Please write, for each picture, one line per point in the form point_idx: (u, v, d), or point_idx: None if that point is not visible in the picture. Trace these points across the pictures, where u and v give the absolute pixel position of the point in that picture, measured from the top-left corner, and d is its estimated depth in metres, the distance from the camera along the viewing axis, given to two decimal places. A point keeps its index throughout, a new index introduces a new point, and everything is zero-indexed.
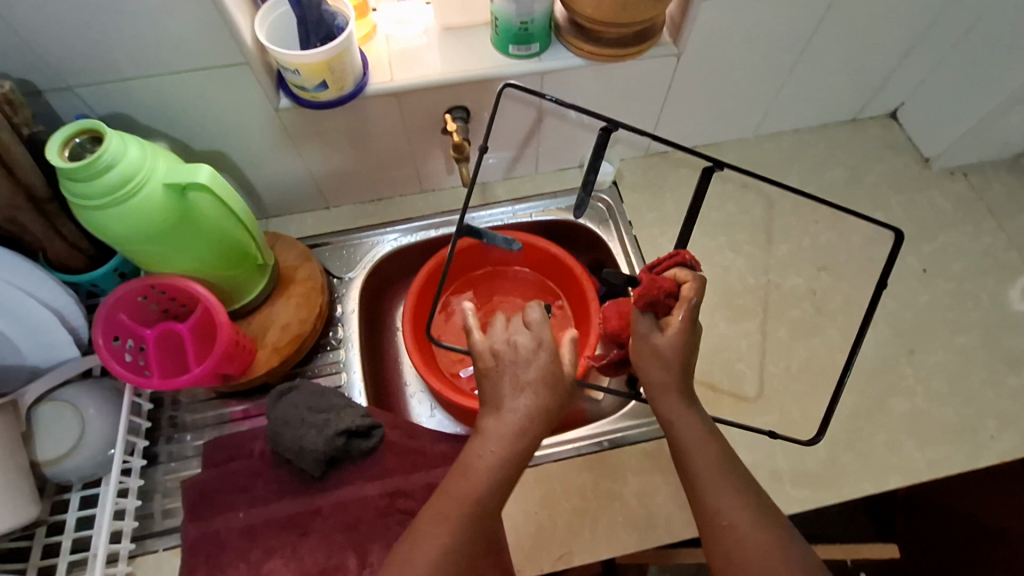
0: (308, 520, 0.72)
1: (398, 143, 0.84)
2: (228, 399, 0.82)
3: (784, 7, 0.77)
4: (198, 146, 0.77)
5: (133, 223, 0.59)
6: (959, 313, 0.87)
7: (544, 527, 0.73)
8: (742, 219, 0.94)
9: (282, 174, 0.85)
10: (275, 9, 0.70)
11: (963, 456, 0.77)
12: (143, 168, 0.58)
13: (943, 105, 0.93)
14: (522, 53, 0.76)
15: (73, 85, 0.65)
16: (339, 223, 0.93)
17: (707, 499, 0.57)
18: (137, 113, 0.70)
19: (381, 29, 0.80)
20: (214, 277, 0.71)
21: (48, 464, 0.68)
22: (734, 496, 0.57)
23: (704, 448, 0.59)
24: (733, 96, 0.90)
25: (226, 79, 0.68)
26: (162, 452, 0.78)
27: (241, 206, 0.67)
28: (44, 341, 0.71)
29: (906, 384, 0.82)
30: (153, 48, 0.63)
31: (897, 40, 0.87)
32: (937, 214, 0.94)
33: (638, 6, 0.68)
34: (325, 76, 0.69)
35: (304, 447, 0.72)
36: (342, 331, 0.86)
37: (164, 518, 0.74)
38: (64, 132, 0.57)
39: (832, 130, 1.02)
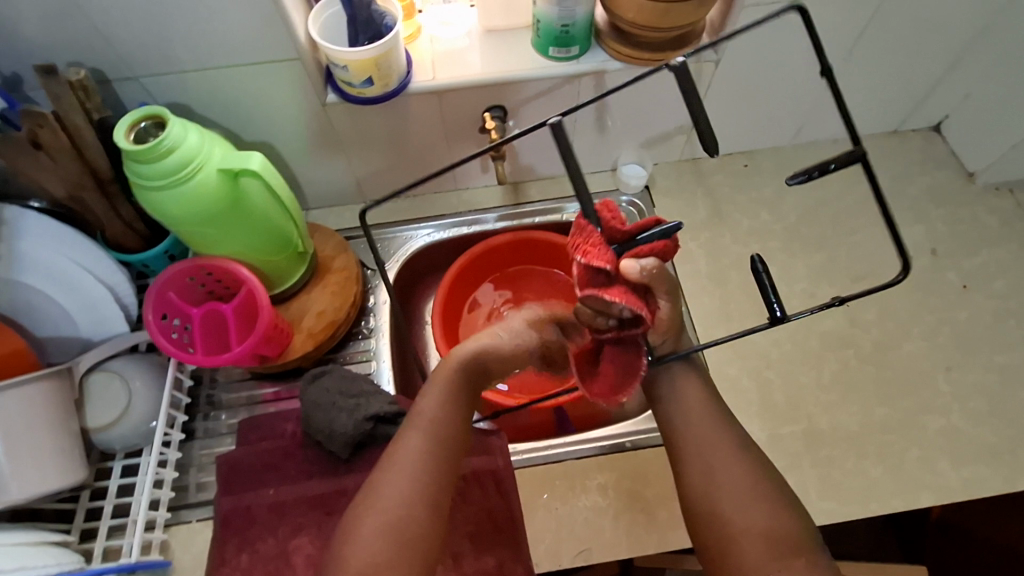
0: (334, 500, 0.74)
1: (436, 140, 0.86)
2: (263, 380, 0.86)
3: (826, 17, 0.77)
4: (248, 137, 0.81)
5: (189, 205, 0.63)
6: (1002, 331, 0.84)
7: (563, 524, 0.73)
8: (775, 228, 0.93)
9: (324, 169, 0.89)
10: (327, 9, 0.73)
11: (1001, 478, 0.75)
12: (200, 154, 0.62)
13: (991, 119, 0.91)
14: (562, 55, 0.78)
15: (139, 75, 0.69)
16: (376, 217, 0.95)
17: (697, 478, 0.57)
18: (194, 103, 0.74)
19: (425, 30, 0.82)
20: (257, 261, 0.75)
21: (96, 431, 0.71)
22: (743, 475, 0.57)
23: (700, 430, 0.59)
24: (770, 104, 0.90)
25: (279, 73, 0.72)
26: (199, 428, 0.82)
27: (287, 195, 0.70)
28: (97, 316, 0.75)
29: (941, 402, 0.80)
30: (214, 41, 0.67)
31: (943, 52, 0.85)
32: (981, 229, 0.92)
33: (680, 11, 0.69)
34: (372, 72, 0.71)
35: (334, 429, 0.74)
36: (374, 321, 0.88)
37: (198, 492, 0.77)
38: (131, 117, 0.61)
39: (872, 141, 1.00)
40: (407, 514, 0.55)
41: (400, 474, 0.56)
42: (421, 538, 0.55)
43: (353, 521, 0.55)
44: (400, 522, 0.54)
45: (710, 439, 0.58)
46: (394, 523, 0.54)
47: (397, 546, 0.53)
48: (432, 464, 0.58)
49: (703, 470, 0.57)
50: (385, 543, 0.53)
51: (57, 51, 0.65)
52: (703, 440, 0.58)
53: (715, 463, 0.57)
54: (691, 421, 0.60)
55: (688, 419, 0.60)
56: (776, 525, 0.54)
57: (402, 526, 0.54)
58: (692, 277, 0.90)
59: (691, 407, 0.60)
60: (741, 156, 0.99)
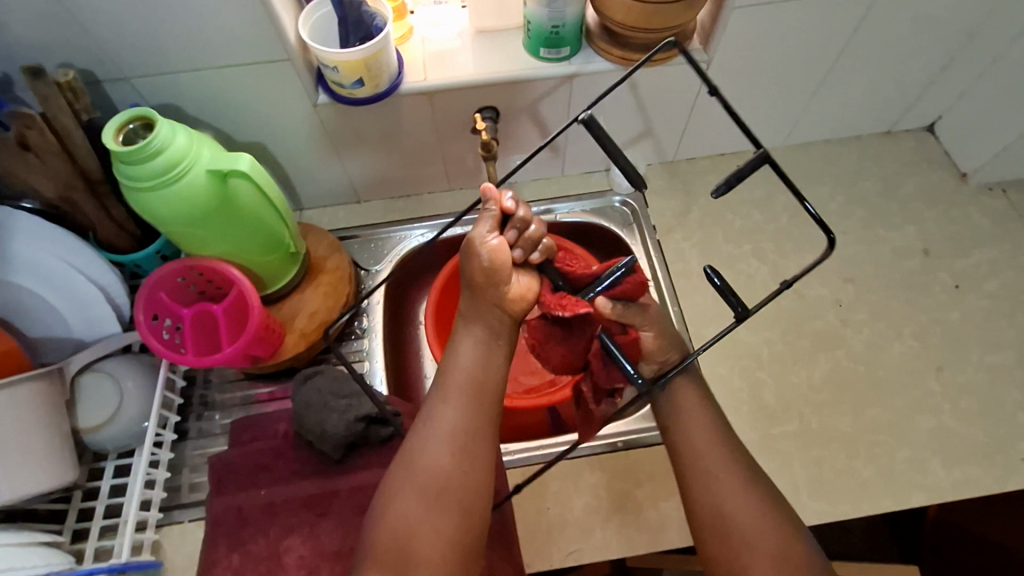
0: (326, 501, 0.74)
1: (428, 141, 0.86)
2: (256, 381, 0.86)
3: (816, 17, 0.77)
4: (240, 137, 0.81)
5: (177, 206, 0.63)
6: (994, 331, 0.84)
7: (555, 524, 0.74)
8: (768, 228, 0.93)
9: (317, 169, 0.89)
10: (318, 10, 0.73)
11: (992, 478, 0.75)
12: (189, 155, 0.62)
13: (983, 119, 0.91)
14: (552, 56, 0.78)
15: (129, 76, 0.69)
16: (369, 217, 0.96)
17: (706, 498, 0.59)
18: (185, 104, 0.75)
19: (416, 31, 0.82)
20: (248, 262, 0.75)
21: (88, 432, 0.71)
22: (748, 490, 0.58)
23: (708, 447, 0.61)
24: (761, 105, 0.90)
25: (269, 74, 0.72)
26: (192, 428, 0.82)
27: (277, 196, 0.70)
28: (89, 316, 0.75)
29: (933, 402, 0.80)
30: (204, 43, 0.67)
31: (934, 52, 0.85)
32: (974, 230, 0.92)
33: (668, 12, 0.69)
34: (362, 73, 0.71)
35: (325, 429, 0.74)
36: (366, 321, 0.88)
37: (191, 492, 0.78)
38: (119, 119, 0.62)
39: (865, 141, 1.00)
40: (442, 471, 0.56)
41: (433, 435, 0.58)
42: (458, 492, 0.56)
43: (392, 487, 0.57)
44: (436, 480, 0.56)
45: (715, 467, 0.60)
46: (427, 484, 0.56)
47: (436, 502, 0.55)
48: (462, 416, 0.58)
49: (713, 500, 0.58)
50: (425, 503, 0.55)
51: (47, 53, 0.66)
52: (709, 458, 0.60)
53: (722, 491, 0.58)
54: (697, 450, 0.61)
55: (694, 445, 0.61)
56: (789, 549, 0.55)
57: (439, 482, 0.56)
58: (684, 277, 0.90)
59: (694, 435, 0.62)
60: (733, 156, 1.00)
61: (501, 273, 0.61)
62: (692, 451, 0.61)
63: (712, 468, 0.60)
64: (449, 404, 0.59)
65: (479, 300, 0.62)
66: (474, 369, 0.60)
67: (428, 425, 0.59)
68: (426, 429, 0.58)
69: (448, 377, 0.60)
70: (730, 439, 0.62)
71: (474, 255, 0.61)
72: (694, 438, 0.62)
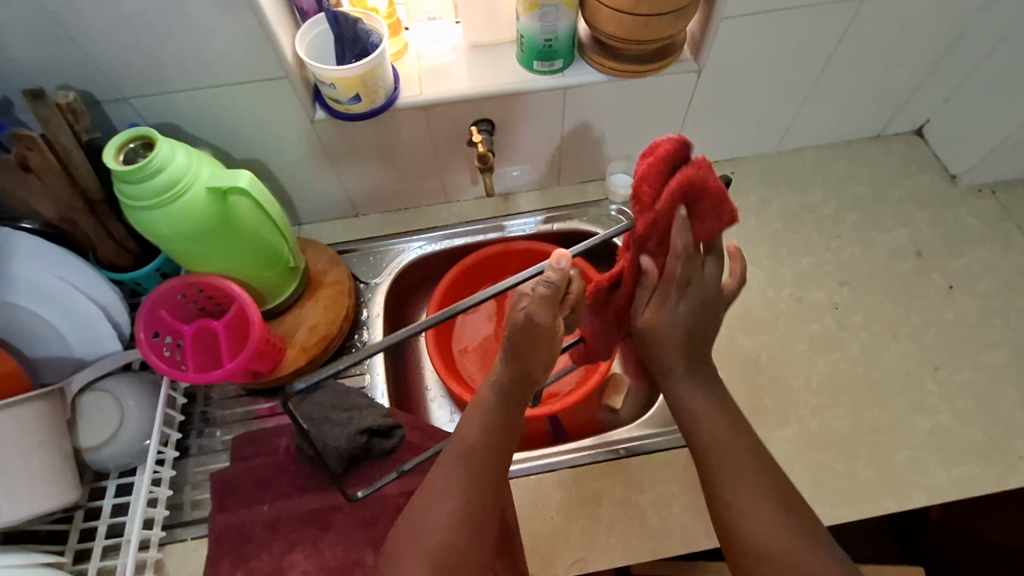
0: (329, 515, 0.73)
1: (425, 153, 0.87)
2: (257, 396, 0.86)
3: (800, 27, 0.78)
4: (238, 154, 0.82)
5: (178, 223, 0.63)
6: (988, 330, 0.85)
7: (559, 533, 0.74)
8: (763, 233, 0.94)
9: (316, 186, 0.90)
10: (315, 28, 0.74)
11: (992, 476, 0.75)
12: (188, 173, 0.63)
13: (970, 121, 0.93)
14: (546, 69, 0.79)
15: (128, 97, 0.70)
16: (367, 230, 0.96)
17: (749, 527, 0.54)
18: (183, 123, 0.75)
19: (411, 47, 0.84)
20: (248, 278, 0.75)
21: (89, 451, 0.71)
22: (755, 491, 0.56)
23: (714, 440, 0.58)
24: (753, 112, 0.92)
25: (267, 92, 0.73)
26: (193, 445, 0.82)
27: (277, 211, 0.71)
28: (90, 335, 0.75)
29: (931, 402, 0.80)
30: (203, 62, 0.68)
31: (920, 57, 0.87)
32: (964, 230, 0.93)
33: (657, 23, 0.70)
34: (359, 89, 0.72)
35: (327, 443, 0.73)
36: (367, 334, 0.89)
37: (193, 509, 0.77)
38: (119, 139, 0.62)
39: (856, 146, 1.02)
40: (455, 549, 0.52)
41: (444, 501, 0.54)
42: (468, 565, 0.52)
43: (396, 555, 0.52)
44: (447, 558, 0.51)
45: (726, 465, 0.57)
46: (440, 561, 0.51)
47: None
48: (475, 495, 0.54)
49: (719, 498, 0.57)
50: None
51: (46, 76, 0.66)
52: (727, 455, 0.57)
53: (732, 475, 0.57)
54: (706, 435, 0.58)
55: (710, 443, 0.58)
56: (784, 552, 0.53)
57: (449, 563, 0.51)
58: None
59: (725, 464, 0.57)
60: (727, 163, 1.01)
61: (557, 351, 0.57)
62: (704, 433, 0.59)
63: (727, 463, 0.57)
64: (462, 473, 0.55)
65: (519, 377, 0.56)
66: (486, 433, 0.57)
67: (438, 503, 0.53)
68: (439, 502, 0.53)
69: (467, 449, 0.56)
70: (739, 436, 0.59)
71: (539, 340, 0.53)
72: (700, 417, 0.59)
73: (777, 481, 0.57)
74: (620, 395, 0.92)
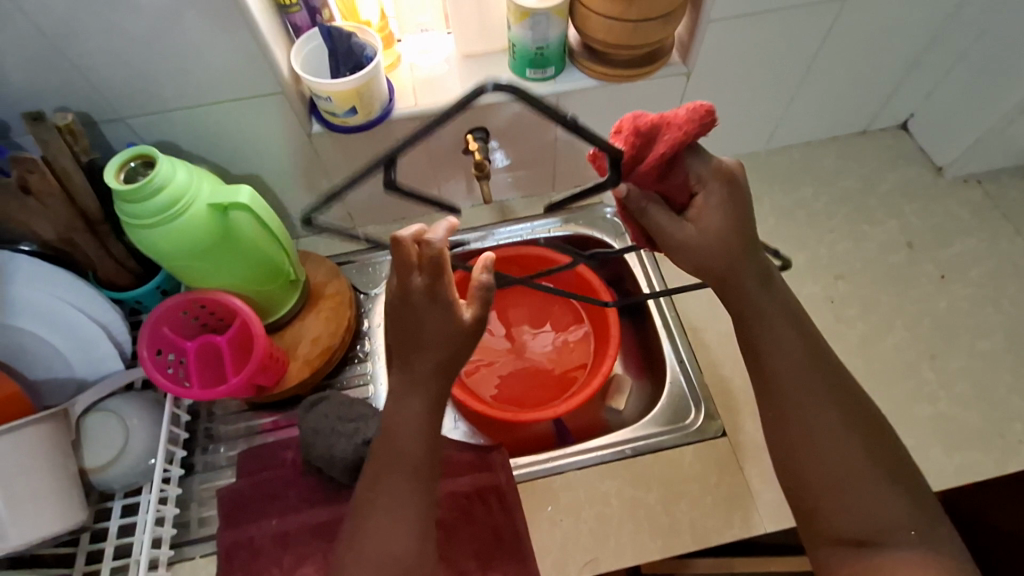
0: (339, 526, 0.74)
1: (420, 163, 0.88)
2: (260, 410, 0.85)
3: (780, 33, 0.81)
4: (235, 170, 0.82)
5: (180, 241, 0.64)
6: (980, 317, 0.87)
7: (569, 536, 0.74)
8: (756, 230, 0.96)
9: (314, 200, 0.90)
10: (309, 43, 0.75)
11: (992, 461, 0.77)
12: (189, 191, 0.63)
13: (953, 114, 0.95)
14: (538, 76, 0.80)
15: (125, 116, 0.71)
16: (365, 241, 0.97)
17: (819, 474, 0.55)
18: (180, 140, 0.76)
19: (404, 58, 0.84)
20: (250, 292, 0.75)
21: (94, 472, 0.71)
22: (822, 409, 0.56)
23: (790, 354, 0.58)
24: (741, 112, 0.93)
25: (263, 107, 0.74)
26: (198, 462, 0.81)
27: (277, 226, 0.71)
28: (92, 354, 0.75)
29: (929, 390, 0.82)
30: (198, 79, 0.69)
31: (901, 54, 0.89)
32: (953, 221, 0.95)
33: (646, 29, 0.72)
34: (355, 102, 0.73)
35: (334, 454, 0.74)
36: (368, 345, 0.89)
37: (200, 527, 0.77)
38: (119, 158, 0.63)
39: (844, 142, 1.04)
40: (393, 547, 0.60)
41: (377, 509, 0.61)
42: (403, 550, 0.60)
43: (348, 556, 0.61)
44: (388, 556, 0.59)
45: (821, 417, 0.56)
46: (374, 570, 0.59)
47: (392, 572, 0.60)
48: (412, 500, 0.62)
49: (808, 460, 0.55)
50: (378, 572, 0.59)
51: (44, 98, 0.67)
52: (783, 368, 0.58)
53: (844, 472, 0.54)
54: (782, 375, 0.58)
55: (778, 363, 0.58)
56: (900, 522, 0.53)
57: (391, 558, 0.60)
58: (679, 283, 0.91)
59: (787, 388, 0.57)
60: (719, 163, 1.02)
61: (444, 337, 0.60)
62: (777, 360, 0.58)
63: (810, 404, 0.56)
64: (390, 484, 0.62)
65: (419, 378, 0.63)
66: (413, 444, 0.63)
67: (375, 510, 0.61)
68: (378, 513, 0.61)
69: (389, 468, 0.63)
70: (811, 343, 0.59)
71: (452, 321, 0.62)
72: (768, 326, 0.59)
73: (852, 401, 0.57)
74: (623, 395, 0.92)
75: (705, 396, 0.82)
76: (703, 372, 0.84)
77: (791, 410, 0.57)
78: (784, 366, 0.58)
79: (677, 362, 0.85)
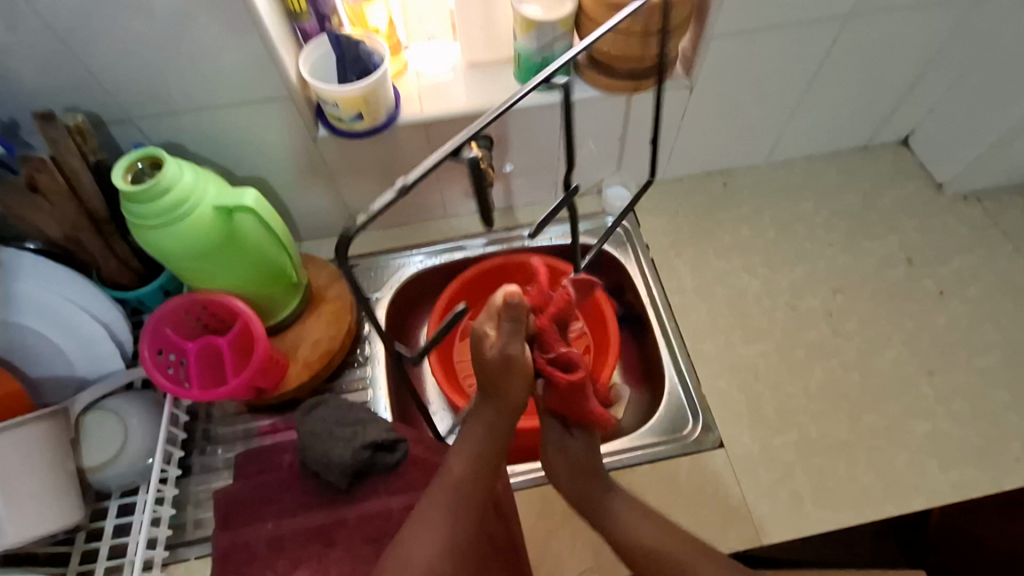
0: (334, 531, 0.73)
1: (424, 170, 0.88)
2: (258, 413, 0.86)
3: (783, 49, 0.82)
4: (241, 173, 0.83)
5: (185, 242, 0.64)
6: (979, 334, 0.87)
7: (565, 544, 0.74)
8: (756, 243, 0.96)
9: (318, 204, 0.91)
10: (318, 49, 0.76)
11: (988, 478, 0.77)
12: (195, 193, 0.64)
13: (953, 131, 0.96)
14: (543, 86, 0.81)
15: (133, 118, 0.72)
16: (367, 246, 0.97)
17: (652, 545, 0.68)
18: (187, 143, 0.76)
19: (411, 66, 0.85)
20: (252, 293, 0.75)
21: (92, 471, 0.71)
22: (651, 521, 0.70)
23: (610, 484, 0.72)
24: (744, 126, 0.94)
25: (270, 111, 0.74)
26: (195, 463, 0.82)
27: (281, 229, 0.71)
28: (93, 353, 0.76)
29: (927, 406, 0.82)
30: (207, 83, 0.69)
31: (904, 71, 0.90)
32: (952, 238, 0.95)
33: (651, 41, 0.73)
34: (361, 108, 0.74)
35: (331, 459, 0.74)
36: (369, 349, 0.89)
37: (195, 528, 0.77)
38: (128, 159, 0.64)
39: (844, 157, 1.05)
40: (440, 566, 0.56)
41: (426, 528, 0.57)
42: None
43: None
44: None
45: (643, 525, 0.69)
46: None
47: None
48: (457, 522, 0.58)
49: (636, 539, 0.69)
50: None
51: (53, 98, 0.68)
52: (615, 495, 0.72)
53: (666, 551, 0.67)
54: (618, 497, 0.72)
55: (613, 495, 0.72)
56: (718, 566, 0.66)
57: None
58: (679, 293, 0.92)
59: (618, 505, 0.71)
60: (721, 175, 1.03)
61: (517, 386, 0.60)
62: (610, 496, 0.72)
63: (641, 518, 0.70)
64: (440, 510, 0.58)
65: (493, 419, 0.62)
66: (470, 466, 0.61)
67: (425, 530, 0.57)
68: (423, 535, 0.57)
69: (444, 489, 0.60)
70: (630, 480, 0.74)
71: (514, 371, 0.58)
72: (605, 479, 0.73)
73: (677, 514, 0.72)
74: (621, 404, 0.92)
75: (703, 407, 0.83)
76: (702, 384, 0.84)
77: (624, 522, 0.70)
78: (611, 494, 0.72)
79: (675, 374, 0.86)
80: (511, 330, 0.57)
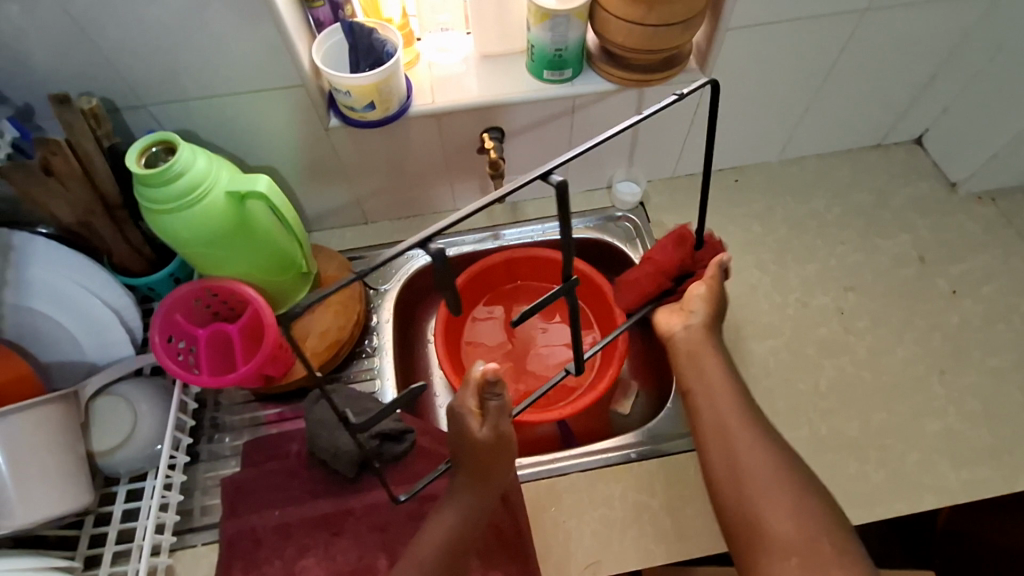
0: (341, 520, 0.73)
1: (434, 161, 0.88)
2: (265, 402, 0.86)
3: (799, 43, 0.81)
4: (253, 162, 0.83)
5: (197, 227, 0.64)
6: (992, 334, 0.86)
7: (572, 537, 0.74)
8: (767, 240, 0.95)
9: (328, 195, 0.91)
10: (330, 38, 0.76)
11: (1000, 478, 0.76)
12: (208, 178, 0.64)
13: (968, 130, 0.95)
14: (555, 78, 0.81)
15: (146, 103, 0.72)
16: (376, 238, 0.97)
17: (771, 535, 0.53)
18: (200, 130, 0.77)
19: (423, 56, 0.85)
20: (262, 282, 0.76)
21: (101, 456, 0.71)
22: (780, 497, 0.55)
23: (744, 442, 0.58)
24: (757, 122, 0.93)
25: (283, 99, 0.74)
26: (203, 450, 0.82)
27: (293, 217, 0.72)
28: (104, 339, 0.76)
29: (937, 405, 0.81)
30: (220, 70, 0.69)
31: (919, 68, 0.89)
32: (966, 237, 0.95)
33: (666, 33, 0.72)
34: (373, 97, 0.74)
35: (339, 448, 0.74)
36: (377, 340, 0.89)
37: (202, 515, 0.77)
38: (142, 143, 0.64)
39: (857, 155, 1.04)
40: None
41: None
42: None
43: None
44: None
45: (771, 500, 0.55)
46: None
47: None
48: None
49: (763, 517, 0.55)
50: None
51: (69, 83, 0.68)
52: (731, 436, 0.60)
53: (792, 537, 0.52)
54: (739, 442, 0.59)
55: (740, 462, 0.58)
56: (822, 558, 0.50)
57: None
58: None
59: (745, 464, 0.58)
60: (732, 171, 1.02)
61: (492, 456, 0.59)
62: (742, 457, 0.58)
63: (768, 497, 0.55)
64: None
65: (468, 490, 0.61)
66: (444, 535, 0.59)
67: None
68: None
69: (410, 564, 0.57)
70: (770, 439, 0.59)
71: (502, 448, 0.60)
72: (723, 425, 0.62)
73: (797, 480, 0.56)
74: (630, 399, 0.92)
75: None
76: None
77: (741, 491, 0.57)
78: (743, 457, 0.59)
79: None
80: (496, 407, 0.57)
